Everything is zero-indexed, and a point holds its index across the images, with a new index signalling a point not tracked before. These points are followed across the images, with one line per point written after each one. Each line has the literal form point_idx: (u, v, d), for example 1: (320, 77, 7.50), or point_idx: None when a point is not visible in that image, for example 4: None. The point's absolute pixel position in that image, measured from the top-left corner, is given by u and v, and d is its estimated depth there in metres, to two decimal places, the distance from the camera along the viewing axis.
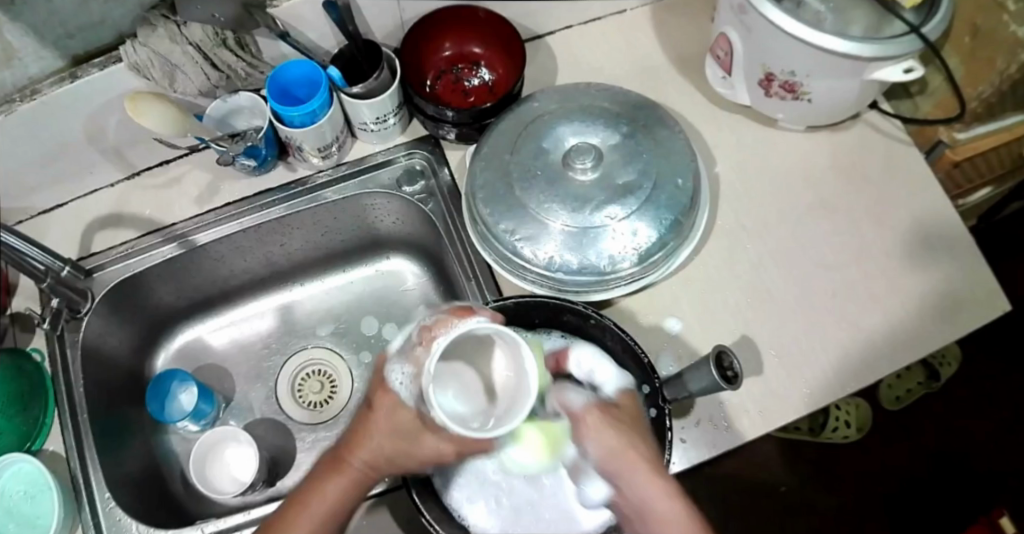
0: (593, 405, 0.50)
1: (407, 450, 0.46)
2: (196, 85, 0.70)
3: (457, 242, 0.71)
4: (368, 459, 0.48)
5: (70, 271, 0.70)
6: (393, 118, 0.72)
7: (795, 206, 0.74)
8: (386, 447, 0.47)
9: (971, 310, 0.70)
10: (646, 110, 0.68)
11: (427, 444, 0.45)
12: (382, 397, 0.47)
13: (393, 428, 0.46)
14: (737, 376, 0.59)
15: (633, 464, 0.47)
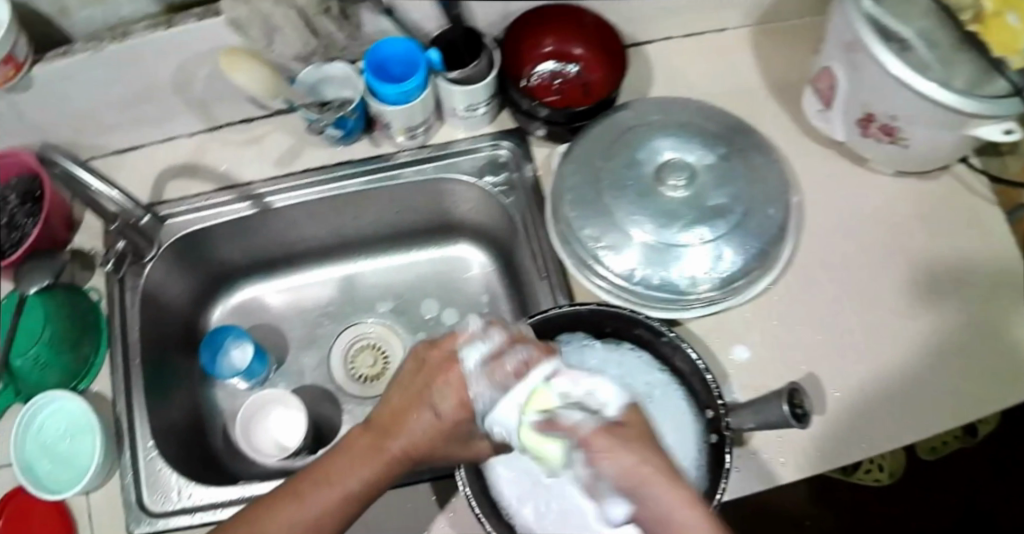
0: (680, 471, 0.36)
1: (453, 448, 0.48)
2: (292, 52, 0.69)
3: (533, 239, 0.70)
4: (408, 447, 0.46)
5: (148, 219, 0.70)
6: (484, 107, 0.70)
7: (878, 249, 0.73)
8: (431, 435, 0.46)
9: None
10: (743, 134, 0.67)
11: (471, 447, 0.49)
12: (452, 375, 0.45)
13: (442, 425, 0.45)
14: (806, 415, 0.57)
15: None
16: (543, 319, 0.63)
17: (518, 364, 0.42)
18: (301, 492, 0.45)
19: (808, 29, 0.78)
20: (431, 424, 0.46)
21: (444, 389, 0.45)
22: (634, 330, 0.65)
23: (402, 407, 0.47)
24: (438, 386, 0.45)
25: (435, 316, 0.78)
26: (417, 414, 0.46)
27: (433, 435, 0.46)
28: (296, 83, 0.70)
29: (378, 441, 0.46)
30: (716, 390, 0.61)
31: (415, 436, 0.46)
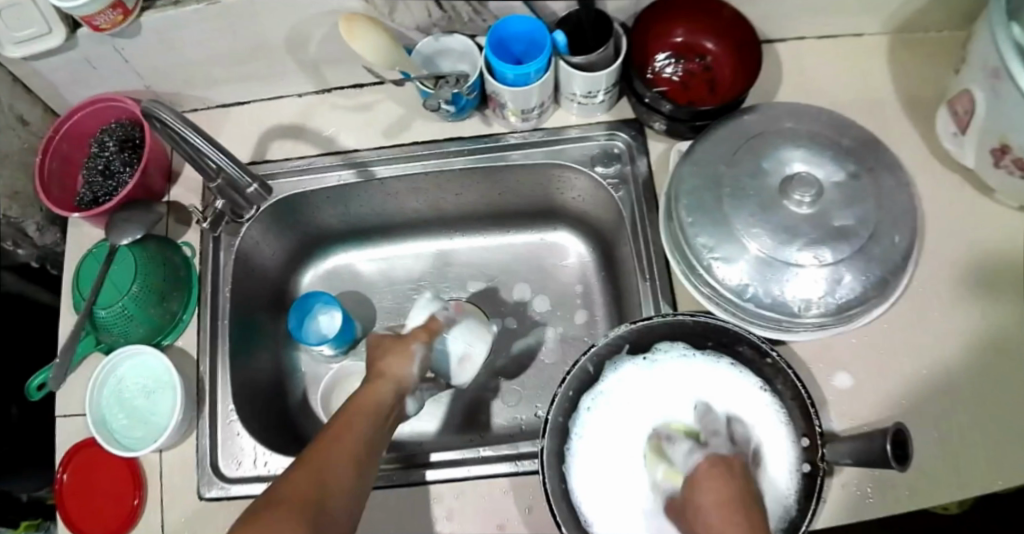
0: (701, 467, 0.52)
1: (410, 354, 0.61)
2: (416, 21, 0.67)
3: (640, 238, 0.68)
4: (360, 406, 0.55)
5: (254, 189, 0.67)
6: (602, 95, 0.67)
7: (1004, 285, 0.68)
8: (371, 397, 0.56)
9: None
10: (875, 152, 0.64)
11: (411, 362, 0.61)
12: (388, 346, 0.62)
13: (410, 354, 0.61)
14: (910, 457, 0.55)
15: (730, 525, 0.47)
16: (643, 327, 0.61)
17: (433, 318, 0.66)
18: (324, 451, 0.49)
19: (950, 43, 0.73)
20: (386, 382, 0.58)
21: (394, 357, 0.60)
22: (738, 347, 0.62)
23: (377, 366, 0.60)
24: (404, 358, 0.60)
25: (525, 302, 0.76)
26: (395, 365, 0.60)
27: (387, 384, 0.58)
28: (415, 53, 0.68)
29: (370, 392, 0.57)
30: (815, 417, 0.57)
31: (390, 372, 0.59)
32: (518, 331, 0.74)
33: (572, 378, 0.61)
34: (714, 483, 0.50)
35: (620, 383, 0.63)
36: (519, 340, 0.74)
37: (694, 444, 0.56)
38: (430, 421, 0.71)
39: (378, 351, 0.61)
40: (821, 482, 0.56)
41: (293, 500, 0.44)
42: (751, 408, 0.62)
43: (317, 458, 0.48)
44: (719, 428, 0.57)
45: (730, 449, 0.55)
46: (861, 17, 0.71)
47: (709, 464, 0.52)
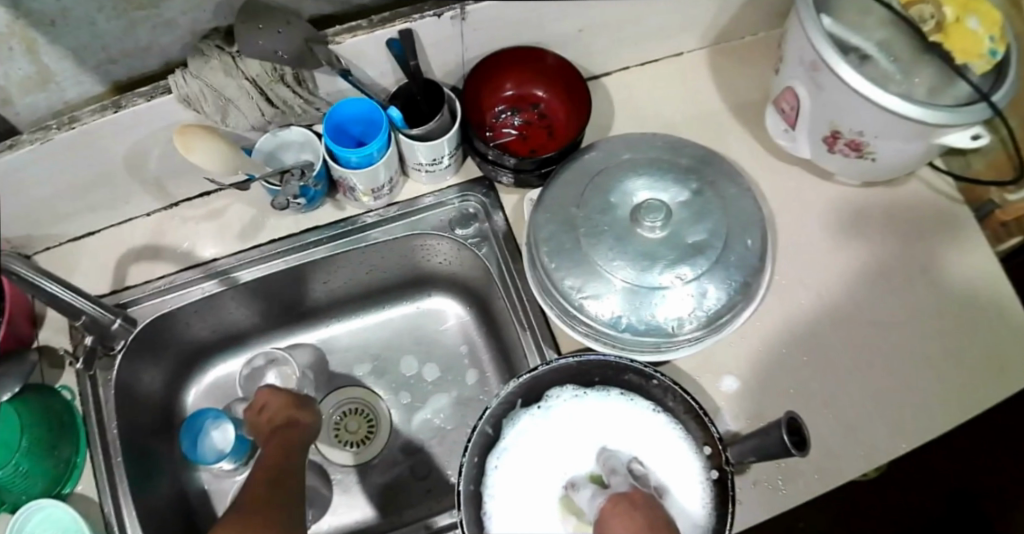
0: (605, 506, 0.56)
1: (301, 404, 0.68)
2: (250, 120, 0.66)
3: (511, 289, 0.70)
4: (266, 460, 0.60)
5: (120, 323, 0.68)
6: (446, 159, 0.69)
7: (850, 262, 0.74)
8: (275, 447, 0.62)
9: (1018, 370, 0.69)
10: (713, 164, 0.67)
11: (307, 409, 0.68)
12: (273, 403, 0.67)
13: (298, 402, 0.68)
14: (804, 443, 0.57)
15: None
16: (529, 378, 0.62)
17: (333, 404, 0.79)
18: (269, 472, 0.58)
19: (762, 45, 0.81)
20: (286, 428, 0.64)
21: (294, 411, 0.66)
22: (624, 376, 0.64)
23: (276, 417, 0.66)
24: (302, 408, 0.67)
25: (417, 373, 0.79)
26: (299, 416, 0.66)
27: (298, 429, 0.65)
28: (252, 155, 0.69)
29: (284, 435, 0.64)
30: (712, 427, 0.59)
31: (300, 420, 0.66)
32: (414, 406, 0.78)
33: (473, 444, 0.61)
34: (618, 518, 0.54)
35: (522, 436, 0.64)
36: (419, 412, 0.77)
37: (597, 488, 0.60)
38: (348, 511, 0.73)
39: (275, 402, 0.67)
40: (731, 483, 0.58)
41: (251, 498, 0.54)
42: (647, 431, 0.64)
43: (262, 475, 0.58)
44: (619, 467, 0.61)
45: (630, 484, 0.59)
46: (673, 38, 0.78)
47: (612, 501, 0.56)
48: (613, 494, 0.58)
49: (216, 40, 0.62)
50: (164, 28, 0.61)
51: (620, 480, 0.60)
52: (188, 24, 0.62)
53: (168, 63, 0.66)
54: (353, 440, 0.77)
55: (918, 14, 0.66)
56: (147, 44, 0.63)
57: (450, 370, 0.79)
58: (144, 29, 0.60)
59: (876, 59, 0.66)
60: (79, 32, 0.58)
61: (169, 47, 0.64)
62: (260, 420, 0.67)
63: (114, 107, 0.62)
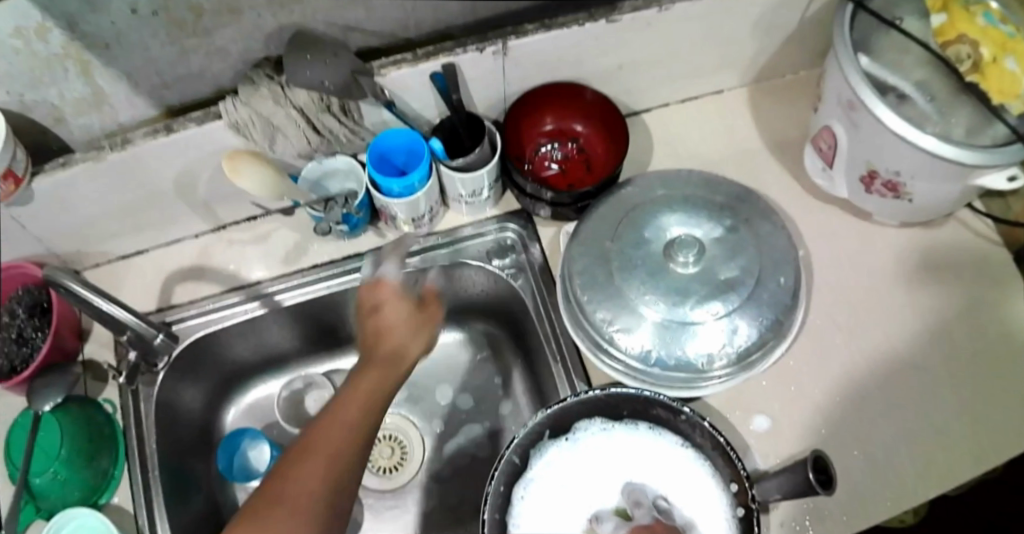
0: None
1: (404, 332, 0.58)
2: (296, 148, 0.69)
3: (546, 321, 0.70)
4: (377, 383, 0.53)
5: (162, 338, 0.69)
6: (486, 191, 0.71)
7: (887, 303, 0.73)
8: (374, 376, 0.54)
9: None
10: (748, 203, 0.67)
11: (415, 345, 0.58)
12: (383, 291, 0.60)
13: (411, 321, 0.59)
14: (833, 481, 0.59)
15: None
16: (557, 410, 0.63)
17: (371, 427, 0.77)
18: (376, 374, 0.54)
19: (801, 84, 0.80)
20: (394, 321, 0.58)
21: (402, 302, 0.59)
22: (653, 410, 0.64)
23: (382, 321, 0.58)
24: (405, 303, 0.59)
25: (451, 402, 0.78)
26: (409, 344, 0.58)
27: (401, 365, 0.56)
28: (297, 182, 0.71)
29: (385, 365, 0.55)
30: (740, 463, 0.59)
31: (407, 352, 0.57)
32: (446, 434, 0.77)
33: (500, 473, 0.62)
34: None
35: (549, 467, 0.64)
36: (451, 440, 0.76)
37: (620, 522, 0.61)
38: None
39: (392, 308, 0.59)
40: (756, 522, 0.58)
41: (325, 444, 0.49)
42: (675, 466, 0.64)
43: (364, 397, 0.52)
44: (643, 500, 0.62)
45: (653, 518, 0.60)
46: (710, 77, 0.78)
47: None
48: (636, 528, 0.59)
49: (265, 70, 0.66)
50: (216, 56, 0.65)
51: (644, 513, 0.61)
52: (239, 52, 0.66)
53: (217, 90, 0.70)
54: (383, 467, 0.75)
55: (955, 54, 0.66)
56: (199, 71, 0.67)
57: (481, 399, 0.78)
58: (196, 56, 0.65)
59: (911, 99, 0.67)
60: (133, 56, 0.62)
61: (219, 74, 0.68)
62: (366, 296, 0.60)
63: (165, 131, 0.64)
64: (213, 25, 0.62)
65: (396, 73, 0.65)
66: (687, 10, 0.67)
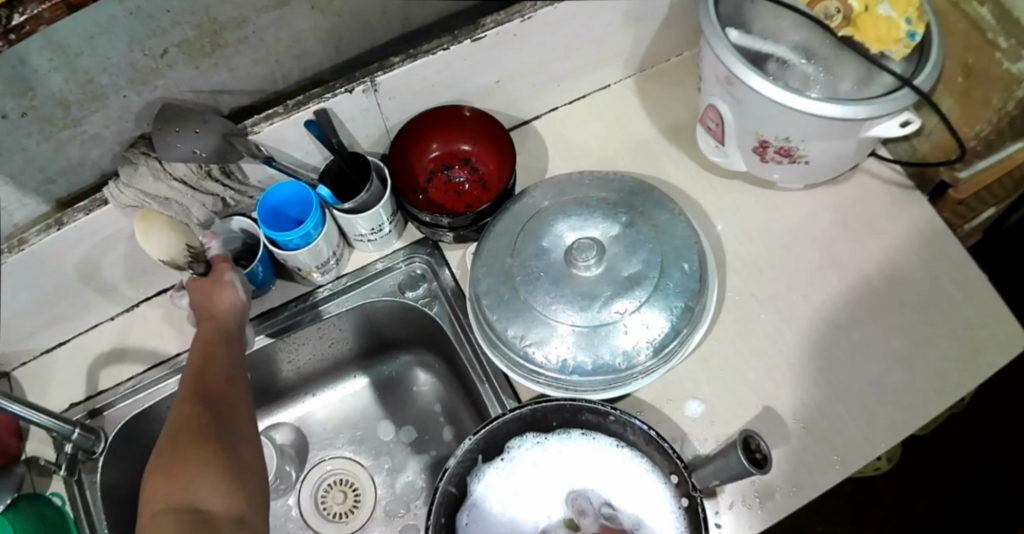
0: None
1: (211, 300, 0.64)
2: (193, 215, 0.70)
3: (467, 344, 0.69)
4: (205, 349, 0.60)
5: (81, 433, 0.69)
6: (388, 225, 0.70)
7: (805, 266, 0.73)
8: (202, 347, 0.60)
9: (993, 348, 0.68)
10: (642, 194, 0.68)
11: (225, 295, 0.64)
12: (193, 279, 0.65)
13: (208, 290, 0.64)
14: (767, 459, 0.57)
15: None
16: (484, 433, 0.62)
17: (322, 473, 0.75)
18: (210, 358, 0.59)
19: (687, 66, 0.81)
20: (209, 304, 0.64)
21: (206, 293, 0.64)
22: (580, 416, 0.64)
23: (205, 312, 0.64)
24: (207, 287, 0.64)
25: (396, 437, 0.76)
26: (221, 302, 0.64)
27: (219, 326, 0.62)
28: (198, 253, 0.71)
29: (210, 333, 0.62)
30: (676, 455, 0.58)
31: (216, 308, 0.63)
32: (396, 469, 0.75)
33: (436, 506, 0.60)
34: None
35: (488, 492, 0.64)
36: (401, 475, 0.74)
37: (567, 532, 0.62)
38: None
39: (208, 293, 0.64)
40: (702, 511, 0.56)
41: (200, 409, 0.54)
42: (612, 468, 0.63)
43: (198, 364, 0.58)
44: (588, 508, 0.62)
45: (598, 527, 0.60)
46: (596, 72, 0.78)
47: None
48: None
49: (142, 148, 0.66)
50: (92, 142, 0.65)
51: (589, 522, 0.61)
52: (114, 136, 0.66)
53: (100, 175, 0.69)
54: (340, 512, 0.74)
55: (825, 11, 0.64)
56: (79, 160, 0.66)
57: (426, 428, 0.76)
58: (71, 146, 0.64)
59: (794, 63, 0.64)
60: (12, 159, 0.62)
61: (100, 159, 0.67)
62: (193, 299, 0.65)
63: (55, 225, 0.65)
64: (84, 112, 0.61)
65: (268, 128, 0.65)
66: (550, 16, 0.67)
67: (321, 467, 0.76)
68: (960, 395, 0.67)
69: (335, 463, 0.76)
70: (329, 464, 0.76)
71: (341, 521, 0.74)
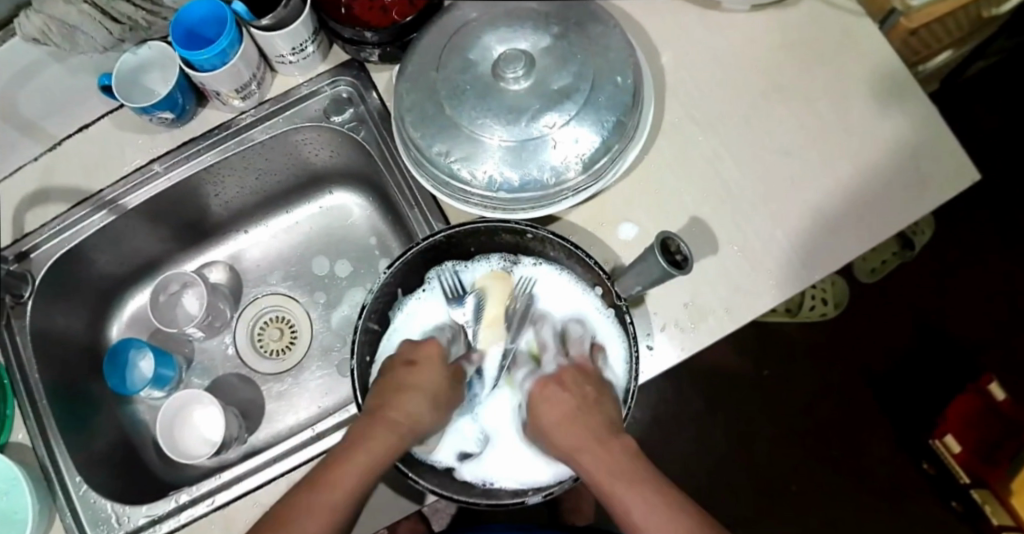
0: (540, 382, 0.57)
1: (413, 386, 0.56)
2: (99, 41, 0.65)
3: (394, 167, 0.70)
4: (394, 423, 0.54)
5: None
6: (311, 45, 0.68)
7: (748, 91, 0.70)
8: (383, 432, 0.53)
9: (939, 186, 0.66)
10: (577, 7, 0.64)
11: (428, 374, 0.57)
12: (424, 353, 0.58)
13: (415, 383, 0.56)
14: (685, 259, 0.59)
15: (584, 449, 0.53)
16: (399, 266, 0.61)
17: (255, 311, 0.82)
18: (375, 451, 0.53)
19: None
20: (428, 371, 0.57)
21: (437, 371, 0.57)
22: (496, 237, 0.63)
23: (408, 381, 0.56)
24: (439, 376, 0.57)
25: (330, 272, 0.82)
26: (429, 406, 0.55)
27: (414, 413, 0.55)
28: (116, 98, 0.68)
29: (386, 415, 0.54)
30: (598, 266, 0.58)
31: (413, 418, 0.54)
32: (331, 305, 0.80)
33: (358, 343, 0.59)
34: (548, 405, 0.56)
35: (409, 320, 0.65)
36: (336, 310, 0.80)
37: (529, 369, 0.60)
38: (290, 414, 0.76)
39: (427, 372, 0.57)
40: (627, 316, 0.58)
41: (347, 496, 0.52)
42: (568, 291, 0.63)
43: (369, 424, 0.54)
44: (551, 343, 0.60)
45: (558, 365, 0.58)
46: None
47: (540, 386, 0.57)
48: (542, 381, 0.57)
49: None
50: None
51: (552, 358, 0.59)
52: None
53: (14, 7, 0.62)
54: (278, 346, 0.80)
55: None
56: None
57: (359, 263, 0.81)
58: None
59: None
60: None
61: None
62: (428, 370, 0.57)
63: None
64: None
65: None
66: None
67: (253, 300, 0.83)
68: (900, 225, 0.66)
69: (266, 293, 0.82)
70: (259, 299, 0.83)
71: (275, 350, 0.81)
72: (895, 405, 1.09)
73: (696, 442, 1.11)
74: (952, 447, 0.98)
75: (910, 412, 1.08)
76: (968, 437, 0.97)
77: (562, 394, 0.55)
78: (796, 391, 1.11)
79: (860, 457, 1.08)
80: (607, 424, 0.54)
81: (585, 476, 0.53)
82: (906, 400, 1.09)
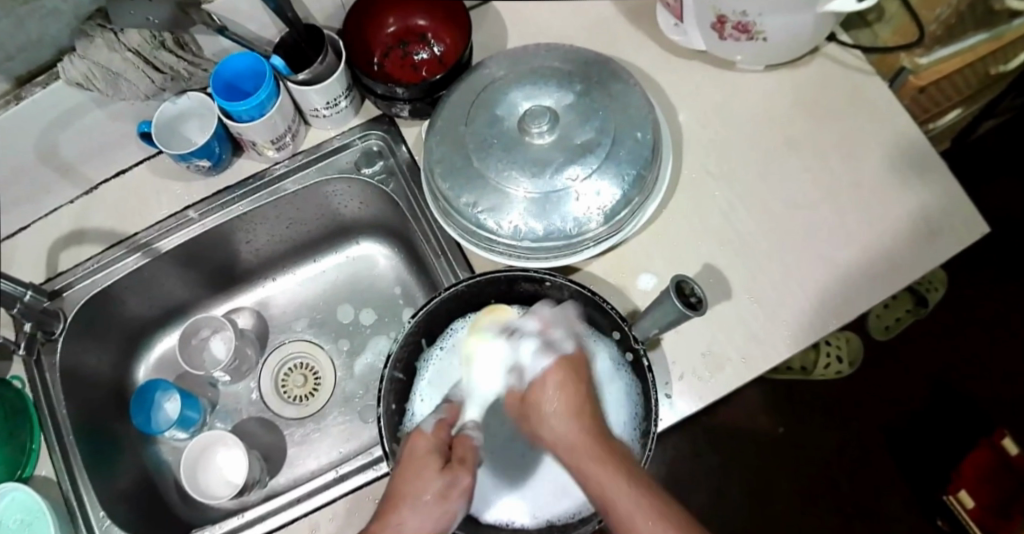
0: (555, 367, 0.54)
1: (404, 489, 0.50)
2: (142, 89, 0.69)
3: (421, 218, 0.72)
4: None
5: (32, 296, 0.70)
6: (344, 100, 0.71)
7: (763, 147, 0.73)
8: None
9: (950, 239, 0.68)
10: (598, 67, 0.68)
11: (419, 475, 0.50)
12: (415, 445, 0.52)
13: (412, 488, 0.50)
14: (701, 301, 0.60)
15: (589, 443, 0.50)
16: (424, 315, 0.63)
17: (281, 354, 0.84)
18: None
19: None
20: (423, 468, 0.51)
21: (424, 471, 0.50)
22: (518, 287, 0.64)
23: (401, 486, 0.50)
24: (426, 474, 0.50)
25: (353, 319, 0.83)
26: (428, 509, 0.49)
27: (413, 521, 0.48)
28: (155, 144, 0.70)
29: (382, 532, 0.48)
30: (615, 313, 0.60)
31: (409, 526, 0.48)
32: (354, 352, 0.82)
33: (385, 390, 0.61)
34: (561, 392, 0.53)
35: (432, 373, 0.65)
36: (359, 358, 0.81)
37: (539, 344, 0.57)
38: (310, 458, 0.77)
39: (416, 469, 0.51)
40: (645, 361, 0.59)
41: None
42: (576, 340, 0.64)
43: None
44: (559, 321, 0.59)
45: (568, 345, 0.56)
46: None
47: (553, 372, 0.54)
48: (560, 358, 0.55)
49: (97, 19, 0.64)
50: None
51: (561, 336, 0.57)
52: (73, 12, 0.62)
53: (59, 53, 0.65)
54: (302, 393, 0.81)
55: None
56: (39, 38, 0.62)
57: (384, 310, 0.83)
58: (30, 20, 0.60)
59: None
60: None
61: (59, 36, 0.63)
62: (418, 469, 0.51)
63: (15, 101, 0.64)
64: None
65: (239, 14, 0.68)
66: None
67: (277, 345, 0.85)
68: (913, 281, 0.67)
69: (292, 338, 0.84)
70: (282, 344, 0.84)
71: (299, 396, 0.81)
72: (909, 454, 1.09)
73: (710, 494, 1.10)
74: (965, 501, 0.97)
75: (924, 462, 1.08)
76: (981, 492, 0.96)
77: (573, 381, 0.53)
78: (808, 437, 1.11)
79: (876, 512, 1.07)
80: (602, 423, 0.52)
81: (574, 460, 0.50)
82: (920, 450, 1.08)
